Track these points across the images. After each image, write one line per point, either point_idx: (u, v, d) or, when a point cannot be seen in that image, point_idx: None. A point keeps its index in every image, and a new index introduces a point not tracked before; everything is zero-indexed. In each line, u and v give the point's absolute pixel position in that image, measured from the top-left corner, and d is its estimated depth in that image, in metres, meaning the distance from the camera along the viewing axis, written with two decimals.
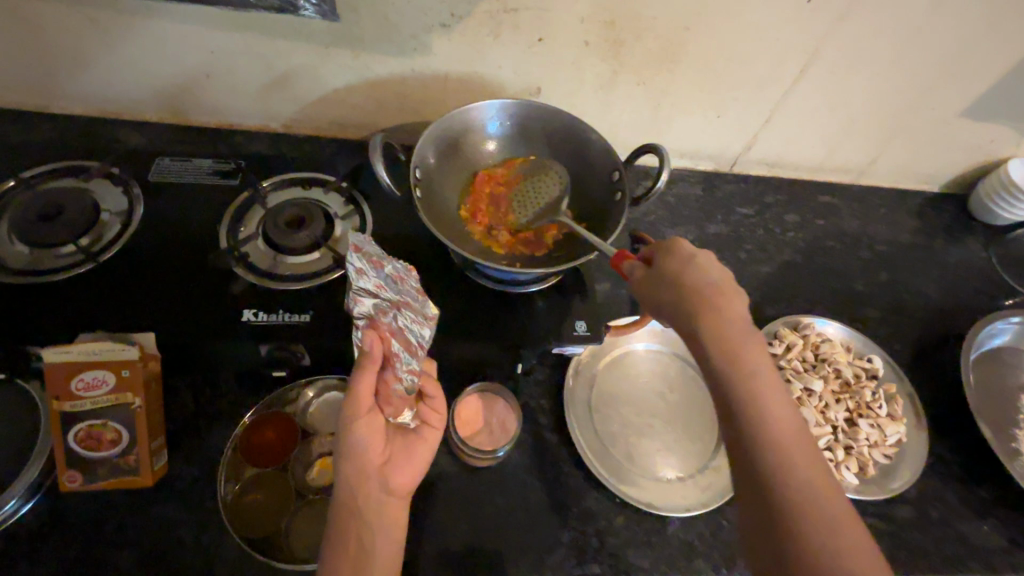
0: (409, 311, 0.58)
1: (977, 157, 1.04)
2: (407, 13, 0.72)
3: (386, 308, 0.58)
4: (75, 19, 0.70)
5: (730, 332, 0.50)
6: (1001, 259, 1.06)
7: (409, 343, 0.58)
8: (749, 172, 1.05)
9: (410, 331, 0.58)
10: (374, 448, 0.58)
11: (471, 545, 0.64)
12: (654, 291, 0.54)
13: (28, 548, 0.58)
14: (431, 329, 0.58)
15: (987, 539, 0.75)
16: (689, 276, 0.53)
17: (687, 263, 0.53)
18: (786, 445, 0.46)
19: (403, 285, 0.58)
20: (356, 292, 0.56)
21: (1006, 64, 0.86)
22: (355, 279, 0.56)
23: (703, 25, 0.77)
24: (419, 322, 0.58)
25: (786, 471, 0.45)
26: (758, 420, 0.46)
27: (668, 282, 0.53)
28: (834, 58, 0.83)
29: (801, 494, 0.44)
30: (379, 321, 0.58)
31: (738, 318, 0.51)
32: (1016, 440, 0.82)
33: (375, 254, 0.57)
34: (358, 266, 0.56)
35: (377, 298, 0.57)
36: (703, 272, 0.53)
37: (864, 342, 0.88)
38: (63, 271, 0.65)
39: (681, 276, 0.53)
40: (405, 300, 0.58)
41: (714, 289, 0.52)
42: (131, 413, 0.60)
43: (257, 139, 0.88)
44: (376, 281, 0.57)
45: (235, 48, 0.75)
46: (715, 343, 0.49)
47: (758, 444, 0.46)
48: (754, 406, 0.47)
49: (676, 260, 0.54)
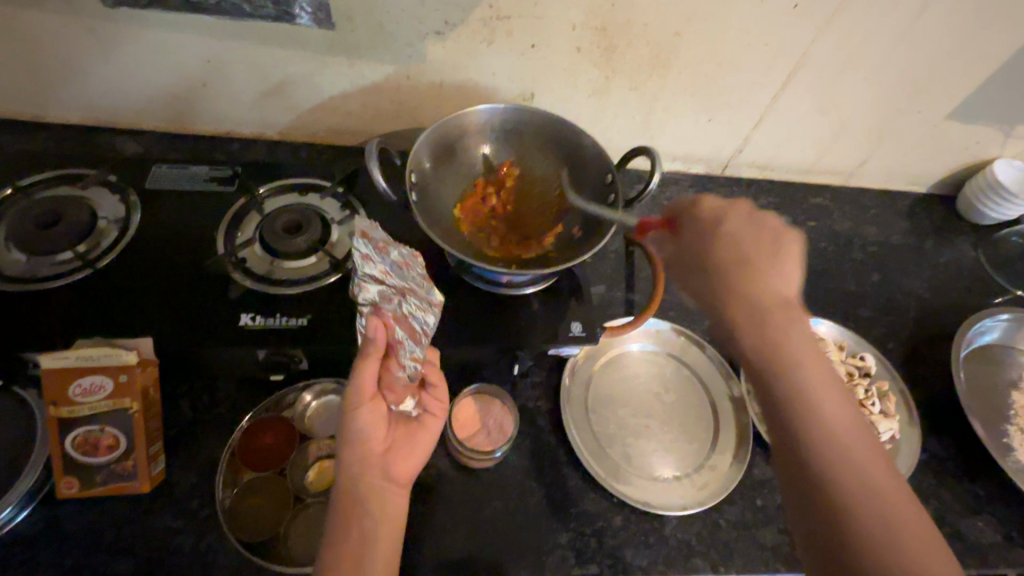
0: (414, 297, 0.60)
1: (962, 158, 1.06)
2: (403, 22, 0.73)
3: (390, 296, 0.59)
4: (73, 30, 0.71)
5: (766, 296, 0.55)
6: (989, 258, 1.07)
7: (413, 331, 0.59)
8: (741, 174, 1.07)
9: (414, 318, 0.59)
10: (377, 435, 0.59)
11: (470, 547, 0.65)
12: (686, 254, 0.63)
13: (24, 558, 0.58)
14: (435, 316, 0.60)
15: (981, 534, 0.75)
16: (715, 239, 0.60)
17: (710, 227, 0.61)
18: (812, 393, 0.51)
19: (406, 272, 0.61)
20: (362, 278, 0.57)
21: (988, 68, 0.88)
22: (360, 264, 0.57)
23: (694, 30, 0.78)
24: (424, 308, 0.59)
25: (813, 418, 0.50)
26: (791, 369, 0.52)
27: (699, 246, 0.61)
28: (820, 62, 0.84)
29: (831, 439, 0.49)
30: (383, 307, 0.58)
31: (779, 276, 0.56)
32: (1006, 435, 0.83)
33: (381, 241, 0.59)
34: (363, 252, 0.58)
35: (382, 285, 0.59)
36: (735, 235, 0.59)
37: (855, 341, 0.89)
38: (61, 279, 0.65)
39: (704, 240, 0.61)
40: (409, 286, 0.60)
41: (749, 254, 0.58)
42: (129, 420, 0.60)
43: (255, 147, 0.89)
44: (380, 268, 0.58)
45: (232, 56, 0.76)
46: (745, 297, 0.56)
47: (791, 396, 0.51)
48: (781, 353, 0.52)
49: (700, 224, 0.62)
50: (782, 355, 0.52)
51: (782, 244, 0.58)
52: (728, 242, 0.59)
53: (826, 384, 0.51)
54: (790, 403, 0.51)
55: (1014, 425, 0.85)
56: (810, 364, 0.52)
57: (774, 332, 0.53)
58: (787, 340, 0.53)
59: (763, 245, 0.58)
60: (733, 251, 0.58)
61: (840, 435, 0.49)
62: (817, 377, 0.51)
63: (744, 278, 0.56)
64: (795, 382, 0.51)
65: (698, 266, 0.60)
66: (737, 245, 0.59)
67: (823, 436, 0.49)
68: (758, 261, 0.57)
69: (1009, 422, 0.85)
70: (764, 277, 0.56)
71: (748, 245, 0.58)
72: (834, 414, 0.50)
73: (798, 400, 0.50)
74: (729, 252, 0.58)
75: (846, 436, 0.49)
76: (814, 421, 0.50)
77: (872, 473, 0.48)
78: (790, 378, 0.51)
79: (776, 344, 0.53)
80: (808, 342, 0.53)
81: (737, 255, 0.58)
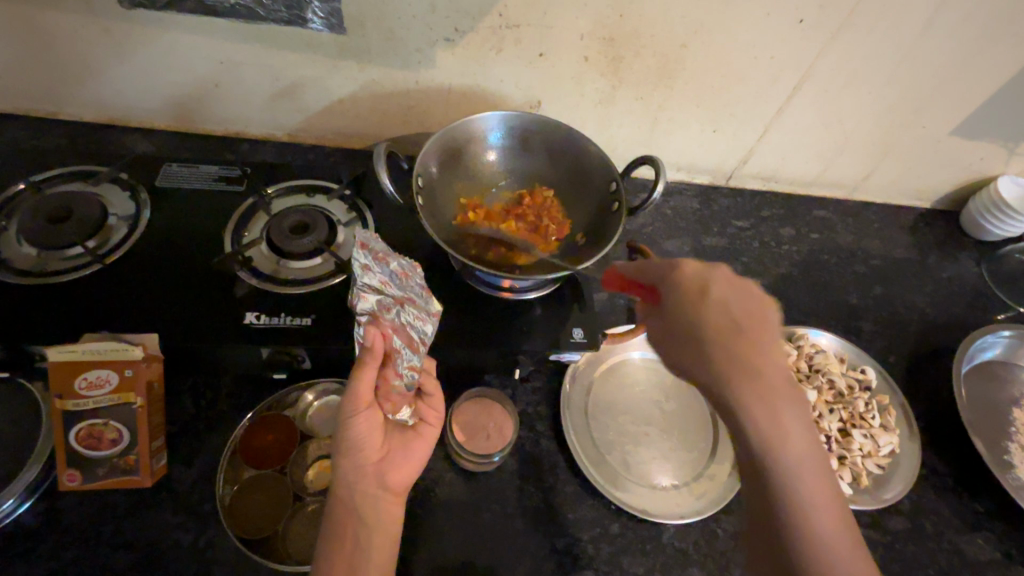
0: (411, 307, 0.61)
1: (966, 174, 1.06)
2: (413, 28, 0.74)
3: (389, 305, 0.59)
4: (89, 30, 0.72)
5: (772, 379, 0.48)
6: (992, 274, 1.07)
7: (411, 340, 0.60)
8: (745, 186, 1.07)
9: (412, 328, 0.60)
10: (373, 444, 0.58)
11: (465, 550, 0.65)
12: (669, 321, 0.54)
13: (26, 549, 0.58)
14: (433, 326, 0.63)
15: (979, 551, 0.75)
16: (704, 313, 0.51)
17: (700, 292, 0.53)
18: (799, 472, 0.46)
19: (406, 282, 0.63)
20: (360, 288, 0.58)
21: (992, 85, 0.88)
22: (360, 274, 0.58)
23: (701, 42, 0.79)
24: (423, 318, 0.62)
25: (795, 494, 0.46)
26: (789, 483, 0.46)
27: (682, 320, 0.53)
28: (826, 77, 0.85)
29: (812, 528, 0.45)
30: (381, 317, 0.58)
31: (775, 355, 0.50)
32: (1007, 452, 0.83)
33: (380, 251, 0.61)
34: (363, 262, 0.59)
35: (380, 294, 0.59)
36: (724, 305, 0.52)
37: (856, 354, 0.89)
38: (71, 273, 0.66)
39: (692, 314, 0.52)
40: (408, 296, 0.62)
41: (740, 326, 0.51)
42: (133, 413, 0.61)
43: (264, 148, 0.90)
44: (380, 278, 0.60)
45: (244, 59, 0.77)
46: (728, 369, 0.49)
47: (775, 470, 0.46)
48: (768, 431, 0.47)
49: (688, 291, 0.54)
50: (775, 437, 0.46)
51: (770, 318, 0.52)
52: (713, 318, 0.51)
53: (825, 494, 0.46)
54: (777, 485, 0.46)
55: (1015, 443, 0.84)
56: (800, 454, 0.46)
57: (769, 415, 0.47)
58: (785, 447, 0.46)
59: (754, 318, 0.51)
60: (722, 327, 0.51)
61: (844, 565, 0.44)
62: (807, 470, 0.46)
63: (727, 350, 0.49)
64: (782, 458, 0.46)
65: (684, 335, 0.52)
66: (726, 317, 0.51)
67: (831, 571, 0.44)
68: (753, 336, 0.50)
69: (1011, 439, 0.85)
70: (757, 353, 0.49)
71: (741, 323, 0.51)
72: (820, 507, 0.46)
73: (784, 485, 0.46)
74: (717, 328, 0.51)
75: (831, 535, 0.45)
76: (818, 540, 0.45)
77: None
78: (783, 479, 0.46)
79: (764, 431, 0.47)
80: (809, 446, 0.47)
81: (727, 327, 0.51)
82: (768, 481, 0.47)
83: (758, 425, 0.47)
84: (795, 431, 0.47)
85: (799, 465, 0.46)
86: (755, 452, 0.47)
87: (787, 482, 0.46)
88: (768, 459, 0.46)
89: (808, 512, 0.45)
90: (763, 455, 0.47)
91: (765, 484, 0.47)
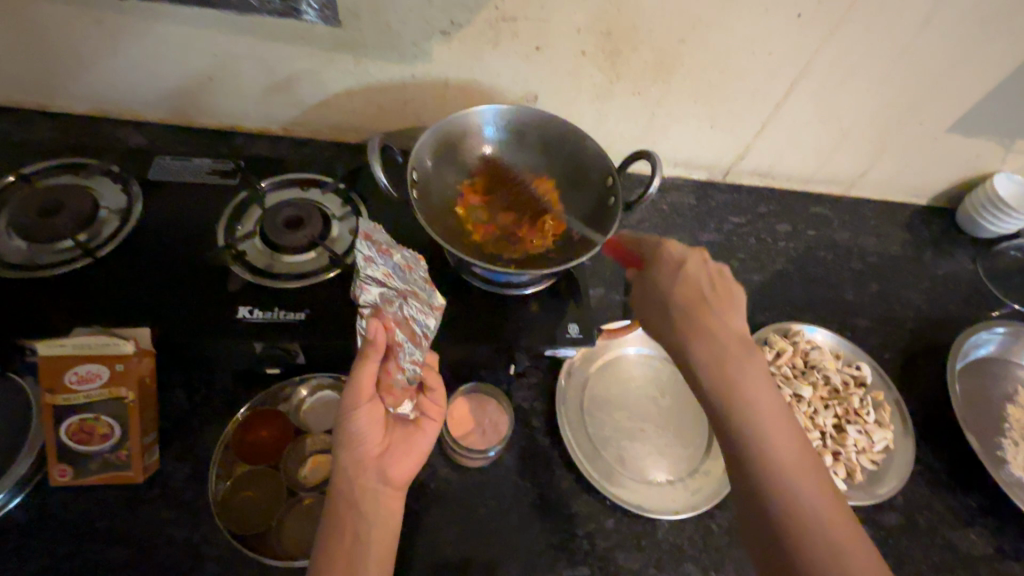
0: (415, 301, 0.60)
1: (963, 171, 1.06)
2: (408, 20, 0.74)
3: (392, 298, 0.59)
4: (79, 21, 0.71)
5: (725, 333, 0.59)
6: (987, 271, 1.07)
7: (413, 334, 0.60)
8: (742, 182, 1.07)
9: (415, 322, 0.60)
10: (373, 437, 0.58)
11: (461, 546, 0.65)
12: (648, 295, 0.65)
13: (16, 546, 0.58)
14: (436, 320, 0.61)
15: (972, 546, 0.76)
16: (676, 285, 0.63)
17: (674, 270, 0.64)
18: (753, 406, 0.54)
19: (410, 275, 0.63)
20: (364, 280, 0.57)
21: (989, 82, 0.88)
22: (364, 266, 0.57)
23: (698, 37, 0.78)
24: (424, 312, 0.61)
25: (751, 425, 0.53)
26: (745, 413, 0.54)
27: (657, 291, 0.64)
28: (823, 73, 0.85)
29: (768, 454, 0.51)
30: (384, 310, 0.57)
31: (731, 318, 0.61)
32: (1001, 448, 0.83)
33: (383, 243, 0.61)
34: (366, 254, 0.58)
35: (383, 287, 0.58)
36: (691, 278, 0.63)
37: (851, 350, 0.89)
38: (61, 267, 0.66)
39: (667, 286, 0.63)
40: (411, 290, 0.61)
41: (704, 295, 0.62)
42: (124, 408, 0.60)
43: (259, 141, 0.89)
44: (383, 270, 0.59)
45: (237, 51, 0.76)
46: (693, 326, 0.59)
47: (733, 403, 0.54)
48: (724, 372, 0.56)
49: (665, 269, 0.65)
50: (730, 378, 0.55)
51: (731, 292, 0.64)
52: (683, 291, 0.62)
53: (779, 426, 0.53)
54: (734, 417, 0.54)
55: (1009, 439, 0.85)
56: (754, 391, 0.55)
57: (725, 360, 0.57)
58: (743, 388, 0.55)
59: (716, 290, 0.63)
60: (690, 295, 0.62)
61: (797, 482, 0.50)
62: (762, 405, 0.54)
63: (692, 313, 0.60)
64: (736, 394, 0.54)
65: (658, 303, 0.63)
66: (691, 287, 0.62)
67: (785, 486, 0.50)
68: (714, 303, 0.61)
69: (1004, 435, 0.85)
70: (716, 315, 0.61)
71: (704, 293, 0.62)
72: (776, 437, 0.52)
73: (741, 417, 0.53)
74: (684, 296, 0.62)
75: (786, 459, 0.51)
76: (774, 463, 0.51)
77: (808, 491, 0.50)
78: (740, 412, 0.54)
79: (722, 373, 0.56)
80: (761, 383, 0.56)
81: (693, 296, 0.62)
82: (727, 417, 0.54)
83: (716, 368, 0.56)
84: (748, 374, 0.56)
85: (753, 400, 0.54)
86: (715, 392, 0.55)
87: (743, 415, 0.53)
88: (726, 394, 0.55)
89: (765, 440, 0.52)
90: (721, 392, 0.55)
91: (723, 420, 0.54)
